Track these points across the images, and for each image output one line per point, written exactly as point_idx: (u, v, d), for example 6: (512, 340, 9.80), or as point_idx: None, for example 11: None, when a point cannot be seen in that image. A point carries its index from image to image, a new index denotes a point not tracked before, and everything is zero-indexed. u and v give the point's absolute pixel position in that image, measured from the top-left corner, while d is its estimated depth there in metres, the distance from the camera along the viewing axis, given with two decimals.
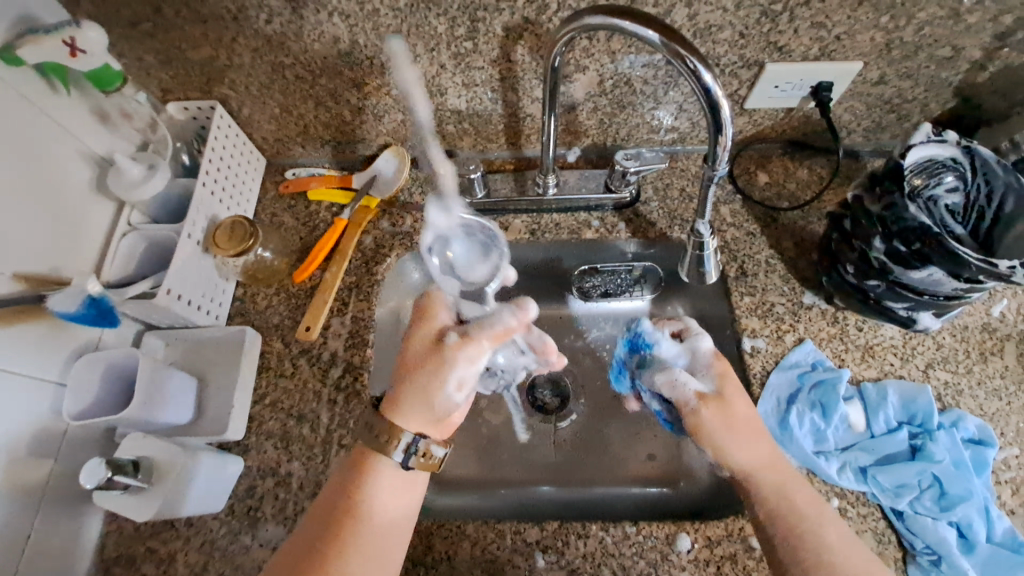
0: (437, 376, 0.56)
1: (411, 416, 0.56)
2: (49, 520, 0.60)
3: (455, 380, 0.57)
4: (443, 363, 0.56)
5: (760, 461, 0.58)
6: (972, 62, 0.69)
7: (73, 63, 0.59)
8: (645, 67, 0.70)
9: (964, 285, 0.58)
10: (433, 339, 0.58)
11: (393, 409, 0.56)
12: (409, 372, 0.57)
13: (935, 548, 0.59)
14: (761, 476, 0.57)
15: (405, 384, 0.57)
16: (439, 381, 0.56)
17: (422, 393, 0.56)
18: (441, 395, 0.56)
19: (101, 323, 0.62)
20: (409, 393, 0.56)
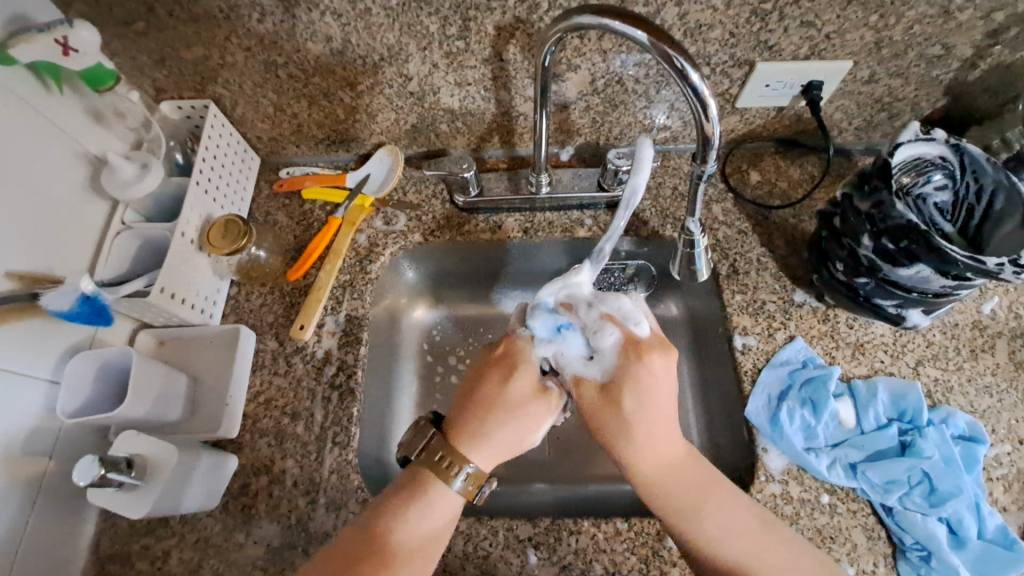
0: (529, 426, 0.56)
1: (489, 454, 0.55)
2: (44, 517, 0.60)
3: (544, 431, 0.57)
4: (542, 415, 0.57)
5: (665, 449, 0.55)
6: (962, 60, 0.69)
7: (66, 62, 0.60)
8: (636, 66, 0.70)
9: (951, 282, 0.59)
10: (535, 389, 0.57)
11: (478, 448, 0.55)
12: (503, 416, 0.56)
13: (924, 544, 0.59)
14: (661, 471, 0.55)
15: (494, 426, 0.55)
16: (530, 431, 0.56)
17: (514, 440, 0.56)
18: (527, 443, 0.57)
19: (95, 322, 0.62)
20: (498, 438, 0.55)
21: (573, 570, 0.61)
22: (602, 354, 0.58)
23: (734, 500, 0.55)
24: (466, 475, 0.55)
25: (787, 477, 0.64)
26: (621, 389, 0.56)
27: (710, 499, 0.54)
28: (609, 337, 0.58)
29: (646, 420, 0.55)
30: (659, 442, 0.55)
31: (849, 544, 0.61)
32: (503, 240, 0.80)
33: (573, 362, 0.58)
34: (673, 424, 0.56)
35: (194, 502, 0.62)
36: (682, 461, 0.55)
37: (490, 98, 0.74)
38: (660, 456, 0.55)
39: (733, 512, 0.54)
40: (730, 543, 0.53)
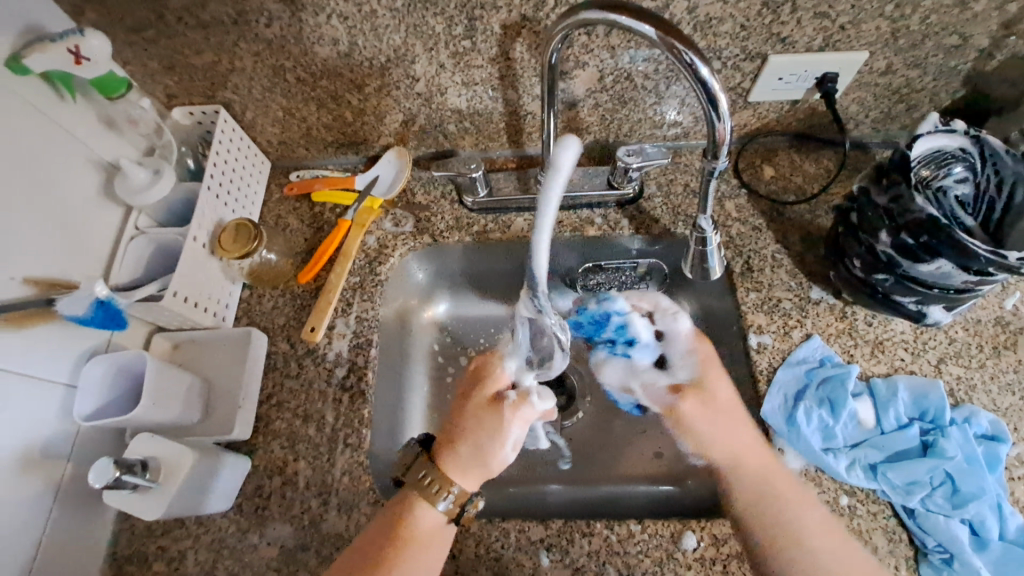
0: (486, 436, 0.58)
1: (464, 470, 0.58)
2: (62, 518, 0.61)
3: (513, 442, 0.59)
4: (501, 424, 0.59)
5: (735, 450, 0.59)
6: (980, 49, 0.67)
7: (78, 70, 0.60)
8: (646, 62, 0.69)
9: (974, 278, 0.57)
10: (491, 400, 0.61)
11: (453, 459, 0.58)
12: (467, 442, 0.59)
13: (947, 547, 0.57)
14: (743, 466, 0.59)
15: (464, 448, 0.58)
16: (495, 444, 0.58)
17: (483, 453, 0.58)
18: (498, 458, 0.58)
19: (109, 326, 0.64)
20: (472, 461, 0.58)
21: (587, 572, 0.60)
22: (679, 359, 0.68)
23: (814, 506, 0.56)
24: (452, 497, 0.57)
25: (804, 479, 0.63)
26: (706, 385, 0.64)
27: (785, 494, 0.56)
28: (681, 323, 0.69)
29: (734, 419, 0.61)
30: (744, 446, 0.59)
31: (870, 547, 0.59)
32: (511, 239, 0.79)
33: (661, 381, 0.69)
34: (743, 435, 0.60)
35: (210, 505, 0.62)
36: (755, 466, 0.58)
37: (497, 97, 0.74)
38: (736, 452, 0.59)
39: (806, 505, 0.56)
40: (815, 533, 0.54)
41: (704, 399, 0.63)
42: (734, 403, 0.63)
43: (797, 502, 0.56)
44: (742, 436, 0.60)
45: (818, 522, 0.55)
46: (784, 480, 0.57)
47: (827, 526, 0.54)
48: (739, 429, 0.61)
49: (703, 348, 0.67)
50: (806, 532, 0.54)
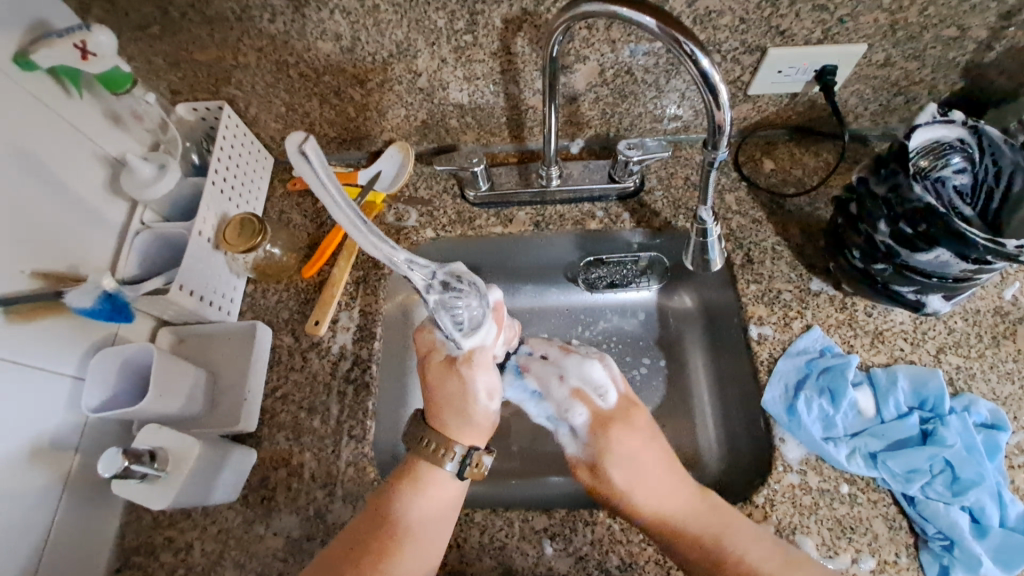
0: (463, 397, 0.60)
1: (463, 434, 0.60)
2: (72, 509, 0.62)
3: (484, 388, 0.61)
4: (466, 381, 0.60)
5: (657, 509, 0.59)
6: (978, 42, 0.68)
7: (85, 66, 0.61)
8: (646, 56, 0.70)
9: (972, 266, 0.57)
10: (443, 360, 0.61)
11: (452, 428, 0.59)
12: (455, 410, 0.60)
13: (947, 534, 0.58)
14: (657, 523, 0.59)
15: (456, 418, 0.60)
16: (473, 398, 0.60)
17: (461, 409, 0.60)
18: (481, 407, 0.60)
19: (116, 318, 0.63)
20: (469, 422, 0.60)
21: (590, 561, 0.61)
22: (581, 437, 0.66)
23: (741, 529, 0.57)
24: (458, 460, 0.59)
25: (805, 467, 0.63)
26: (607, 463, 0.63)
27: (719, 539, 0.57)
28: (579, 414, 0.67)
29: (651, 472, 0.61)
30: (668, 502, 0.59)
31: (870, 534, 0.60)
32: (513, 233, 0.79)
33: (569, 447, 0.67)
34: (667, 486, 0.60)
35: (216, 496, 0.63)
36: (682, 515, 0.59)
37: (499, 92, 0.74)
38: (651, 513, 0.59)
39: (740, 537, 0.57)
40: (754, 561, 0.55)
41: (598, 479, 0.63)
42: (659, 457, 0.63)
43: (727, 528, 0.57)
44: (661, 499, 0.59)
45: (759, 557, 0.56)
46: (710, 511, 0.58)
47: (772, 560, 0.55)
48: (650, 491, 0.60)
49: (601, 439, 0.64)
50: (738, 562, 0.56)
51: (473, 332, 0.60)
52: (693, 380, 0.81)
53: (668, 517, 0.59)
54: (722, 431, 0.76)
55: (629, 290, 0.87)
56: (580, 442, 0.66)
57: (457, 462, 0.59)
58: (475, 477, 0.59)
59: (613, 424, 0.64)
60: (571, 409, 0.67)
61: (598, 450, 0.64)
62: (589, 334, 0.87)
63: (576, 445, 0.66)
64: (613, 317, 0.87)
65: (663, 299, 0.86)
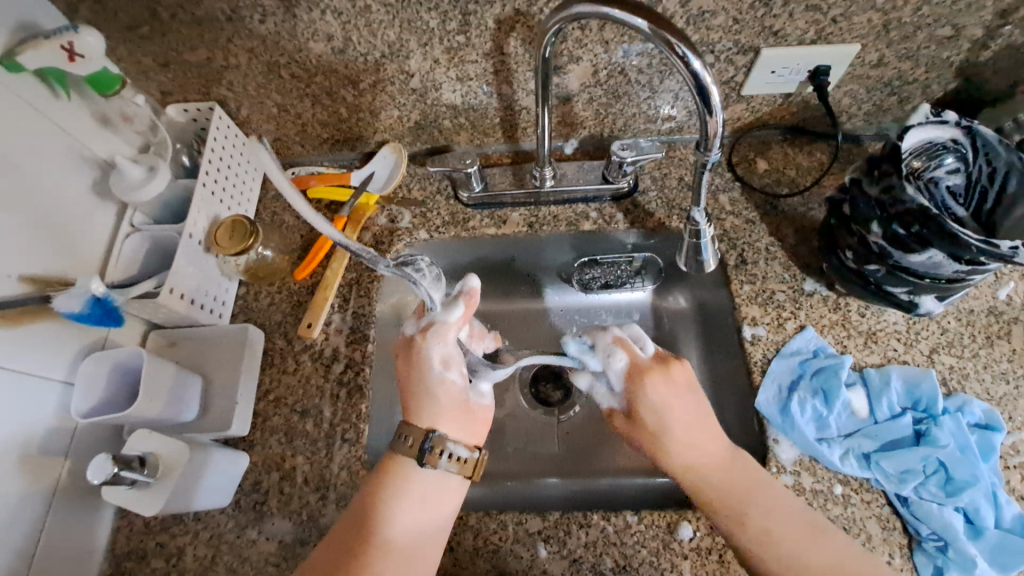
0: (419, 369, 0.62)
1: (423, 413, 0.60)
2: (62, 515, 0.62)
3: (440, 362, 0.62)
4: (418, 352, 0.62)
5: (687, 459, 0.60)
6: (972, 41, 0.68)
7: (72, 67, 0.60)
8: (640, 56, 0.69)
9: (965, 268, 0.57)
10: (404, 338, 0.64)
11: (418, 410, 0.61)
12: (413, 388, 0.61)
13: (941, 535, 0.58)
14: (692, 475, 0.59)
15: (414, 395, 0.61)
16: (426, 369, 0.62)
17: (418, 387, 0.61)
18: (437, 382, 0.61)
19: (106, 323, 0.63)
20: (435, 402, 0.61)
21: (583, 564, 0.61)
22: (617, 387, 0.64)
23: (762, 491, 0.58)
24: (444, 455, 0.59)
25: (799, 468, 0.63)
26: (640, 411, 0.62)
27: (744, 498, 0.57)
28: (618, 360, 0.64)
29: (682, 420, 0.61)
30: (697, 454, 0.60)
31: (864, 535, 0.60)
32: (507, 234, 0.79)
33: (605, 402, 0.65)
34: (700, 433, 0.60)
35: (207, 500, 0.63)
36: (721, 467, 0.59)
37: (492, 92, 0.74)
38: (687, 465, 0.59)
39: (759, 499, 0.57)
40: (773, 523, 0.56)
41: (633, 427, 0.63)
42: (693, 408, 0.62)
43: (750, 487, 0.58)
44: (696, 449, 0.60)
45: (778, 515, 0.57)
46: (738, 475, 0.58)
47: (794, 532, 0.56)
48: (688, 440, 0.60)
49: (635, 385, 0.62)
50: (755, 516, 0.56)
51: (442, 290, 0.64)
52: None
53: (699, 467, 0.59)
54: None
55: (624, 290, 0.86)
56: (616, 393, 0.64)
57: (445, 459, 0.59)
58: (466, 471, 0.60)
59: (649, 373, 0.63)
60: (612, 355, 0.64)
61: (632, 399, 0.63)
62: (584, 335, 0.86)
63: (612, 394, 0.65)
64: (607, 317, 0.87)
65: (658, 300, 0.86)
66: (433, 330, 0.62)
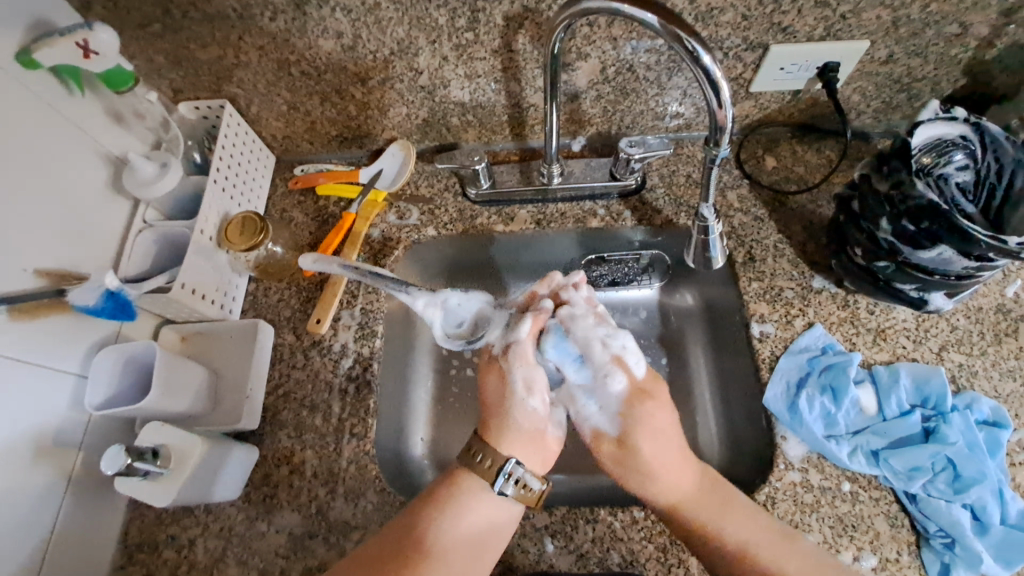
0: (501, 395, 0.63)
1: (508, 440, 0.61)
2: (76, 507, 0.63)
3: (522, 386, 0.62)
4: (503, 373, 0.63)
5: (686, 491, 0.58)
6: (982, 37, 0.68)
7: (87, 64, 0.61)
8: (648, 53, 0.69)
9: (975, 263, 0.57)
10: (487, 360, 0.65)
11: (499, 435, 0.61)
12: (497, 408, 0.62)
13: (949, 531, 0.58)
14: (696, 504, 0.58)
15: (496, 417, 0.62)
16: (508, 391, 0.62)
17: (500, 408, 0.62)
18: (518, 407, 0.62)
19: (119, 317, 0.64)
20: (515, 425, 0.61)
21: (591, 558, 0.61)
22: (609, 408, 0.62)
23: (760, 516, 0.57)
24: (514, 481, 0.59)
25: (807, 465, 0.63)
26: (635, 439, 0.60)
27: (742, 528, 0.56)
28: (617, 381, 0.62)
29: (671, 450, 0.60)
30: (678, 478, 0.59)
31: (872, 532, 0.60)
32: (514, 232, 0.79)
33: (592, 422, 0.63)
34: (679, 456, 0.60)
35: (219, 492, 0.63)
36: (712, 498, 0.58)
37: (500, 90, 0.74)
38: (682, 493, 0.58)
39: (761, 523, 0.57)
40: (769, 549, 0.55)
41: (627, 452, 0.61)
42: (673, 440, 0.61)
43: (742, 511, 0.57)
44: (689, 480, 0.59)
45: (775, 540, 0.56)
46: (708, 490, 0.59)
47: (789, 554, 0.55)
48: (670, 471, 0.59)
49: (634, 407, 0.61)
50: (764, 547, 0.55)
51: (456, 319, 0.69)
52: (694, 378, 0.81)
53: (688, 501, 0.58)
54: (723, 428, 0.76)
55: (631, 288, 0.86)
56: (608, 419, 0.62)
57: (515, 485, 0.59)
58: (524, 500, 0.59)
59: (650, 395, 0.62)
60: (610, 376, 0.62)
61: (627, 426, 0.61)
62: None
63: (600, 417, 0.63)
64: (615, 315, 0.87)
65: (665, 297, 0.86)
66: (514, 349, 0.63)
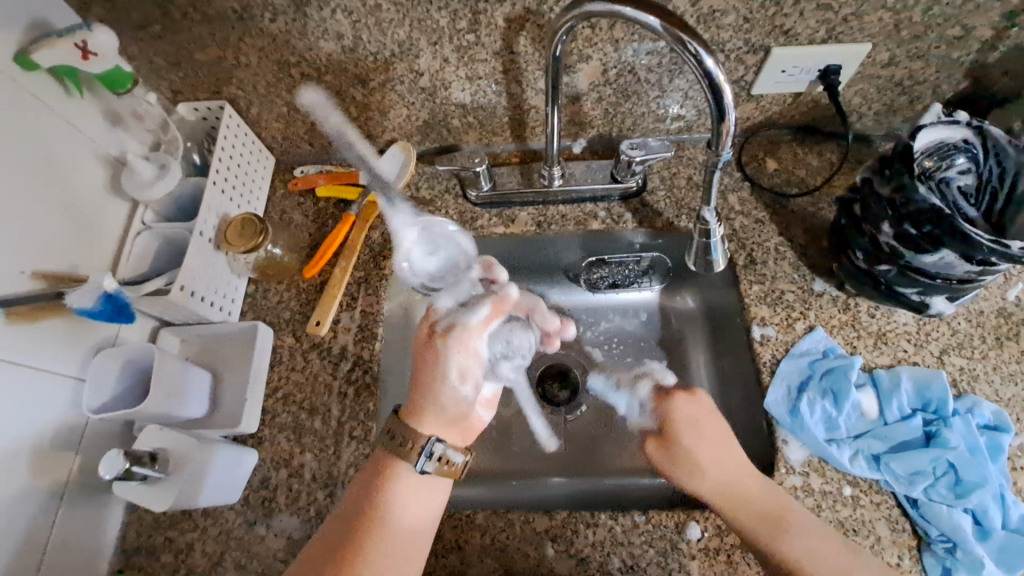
0: (433, 376, 0.60)
1: (430, 421, 0.59)
2: (74, 510, 0.62)
3: (456, 371, 0.61)
4: (440, 355, 0.61)
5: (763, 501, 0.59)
6: (984, 40, 0.67)
7: (85, 65, 0.61)
8: (650, 55, 0.69)
9: (977, 268, 0.57)
10: (426, 335, 0.63)
11: (424, 416, 0.59)
12: (424, 390, 0.60)
13: (950, 536, 0.57)
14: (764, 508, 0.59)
15: (425, 399, 0.60)
16: (442, 374, 0.60)
17: (429, 393, 0.60)
18: (447, 391, 0.60)
19: (118, 319, 0.63)
20: (440, 409, 0.60)
21: (591, 563, 0.60)
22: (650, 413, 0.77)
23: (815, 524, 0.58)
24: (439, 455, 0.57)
25: (807, 469, 0.63)
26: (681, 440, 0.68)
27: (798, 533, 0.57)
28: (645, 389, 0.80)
29: (725, 465, 0.63)
30: (739, 473, 0.61)
31: (873, 536, 0.60)
32: (516, 234, 0.79)
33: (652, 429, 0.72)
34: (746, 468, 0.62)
35: (217, 495, 0.63)
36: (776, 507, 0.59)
37: (501, 92, 0.74)
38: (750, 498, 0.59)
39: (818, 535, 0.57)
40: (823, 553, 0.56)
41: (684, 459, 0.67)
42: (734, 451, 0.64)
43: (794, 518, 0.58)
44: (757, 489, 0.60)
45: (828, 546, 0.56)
46: (768, 498, 0.59)
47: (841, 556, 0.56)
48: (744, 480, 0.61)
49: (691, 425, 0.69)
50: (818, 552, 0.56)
51: (428, 257, 0.71)
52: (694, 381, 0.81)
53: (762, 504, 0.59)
54: None
55: (632, 290, 0.86)
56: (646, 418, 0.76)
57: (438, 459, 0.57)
58: (450, 474, 0.58)
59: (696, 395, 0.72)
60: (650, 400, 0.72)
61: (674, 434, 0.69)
62: (590, 334, 0.86)
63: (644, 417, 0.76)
64: (614, 317, 0.86)
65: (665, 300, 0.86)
66: (459, 335, 0.61)
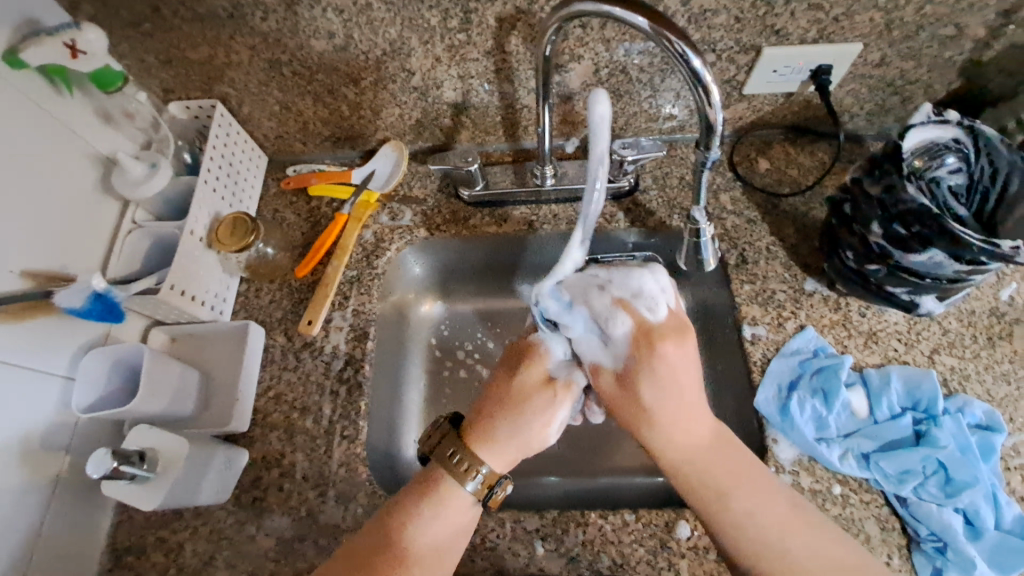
0: (535, 419, 0.57)
1: (496, 454, 0.57)
2: (63, 509, 0.62)
3: (557, 423, 0.59)
4: (553, 403, 0.58)
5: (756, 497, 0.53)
6: (976, 40, 0.68)
7: (74, 64, 0.61)
8: (641, 55, 0.69)
9: (966, 267, 0.57)
10: (543, 379, 0.60)
11: (491, 447, 0.57)
12: (517, 429, 0.57)
13: (940, 535, 0.58)
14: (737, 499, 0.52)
15: (511, 435, 0.57)
16: (545, 420, 0.58)
17: (520, 433, 0.57)
18: (538, 434, 0.58)
19: (108, 319, 0.63)
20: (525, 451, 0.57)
21: (581, 562, 0.61)
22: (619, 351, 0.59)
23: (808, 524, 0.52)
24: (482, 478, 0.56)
25: (798, 468, 0.63)
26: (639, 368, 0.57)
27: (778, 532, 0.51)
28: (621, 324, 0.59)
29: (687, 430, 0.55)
30: (692, 433, 0.55)
31: (863, 535, 0.60)
32: (509, 233, 0.79)
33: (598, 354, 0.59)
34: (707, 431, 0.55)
35: (207, 495, 0.63)
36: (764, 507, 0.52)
37: (493, 91, 0.74)
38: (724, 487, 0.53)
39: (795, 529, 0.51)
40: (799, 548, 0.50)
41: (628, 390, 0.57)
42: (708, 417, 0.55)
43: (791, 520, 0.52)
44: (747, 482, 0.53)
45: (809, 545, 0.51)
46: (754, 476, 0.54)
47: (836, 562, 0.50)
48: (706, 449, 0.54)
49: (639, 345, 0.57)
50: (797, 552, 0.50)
51: None
52: None
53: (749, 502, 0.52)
54: None
55: None
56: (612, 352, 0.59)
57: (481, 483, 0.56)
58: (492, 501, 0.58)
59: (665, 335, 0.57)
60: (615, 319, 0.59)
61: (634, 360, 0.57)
62: None
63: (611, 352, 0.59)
64: None
65: None
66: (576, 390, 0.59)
